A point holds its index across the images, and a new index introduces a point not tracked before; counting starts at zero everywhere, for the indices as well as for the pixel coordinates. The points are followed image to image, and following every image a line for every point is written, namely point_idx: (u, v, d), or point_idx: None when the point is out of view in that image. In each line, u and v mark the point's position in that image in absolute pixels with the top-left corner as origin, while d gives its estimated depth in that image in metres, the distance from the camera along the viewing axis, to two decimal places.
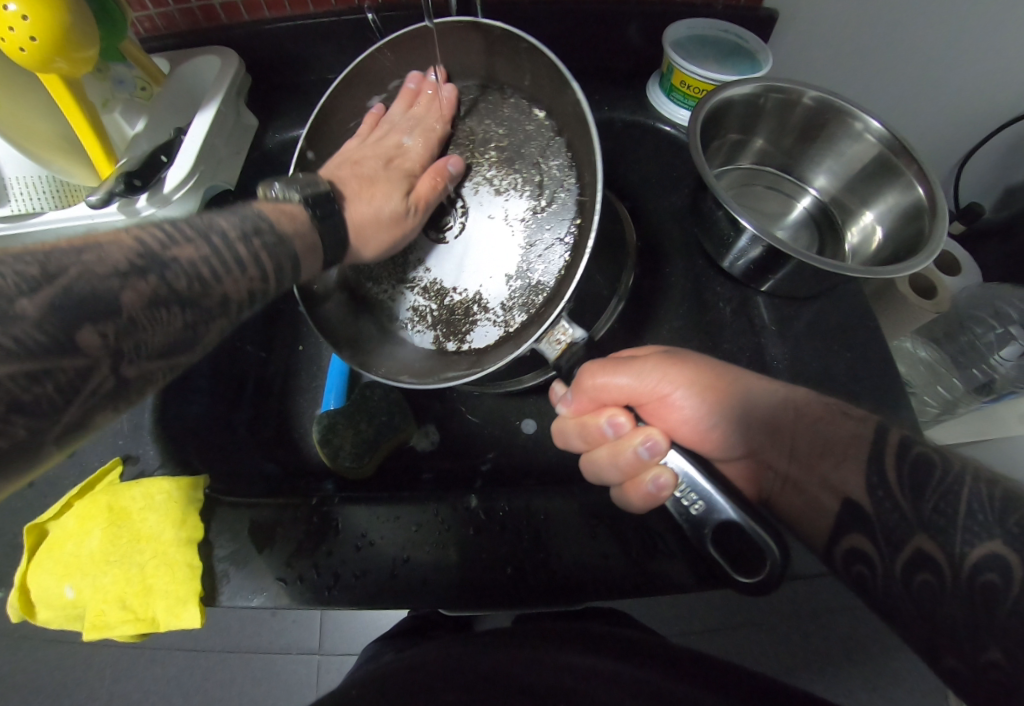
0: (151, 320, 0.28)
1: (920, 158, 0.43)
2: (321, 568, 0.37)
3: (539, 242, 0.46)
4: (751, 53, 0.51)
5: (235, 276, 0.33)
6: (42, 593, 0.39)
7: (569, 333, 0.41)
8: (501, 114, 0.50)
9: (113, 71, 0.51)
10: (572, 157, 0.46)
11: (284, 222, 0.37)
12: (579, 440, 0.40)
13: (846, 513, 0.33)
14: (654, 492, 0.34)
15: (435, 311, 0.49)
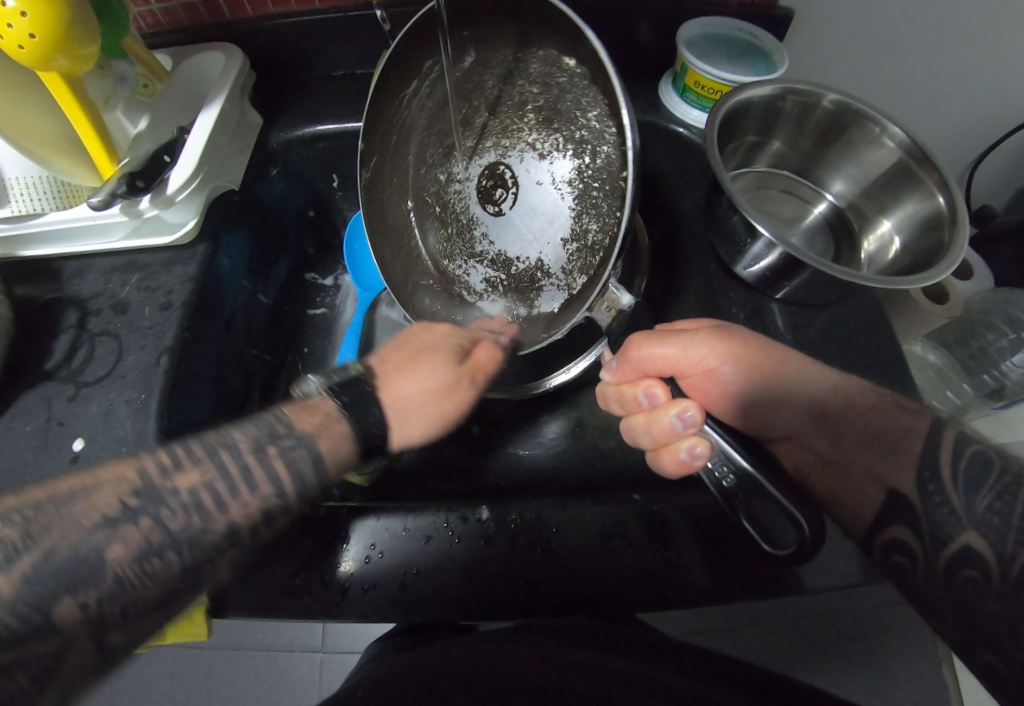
0: (143, 576, 0.27)
1: (941, 165, 0.42)
2: (329, 579, 0.37)
3: (590, 199, 0.41)
4: (766, 53, 0.50)
5: (245, 499, 0.29)
6: None
7: (617, 297, 0.39)
8: (530, 69, 0.42)
9: (114, 68, 0.50)
10: (609, 103, 0.37)
11: (326, 444, 0.32)
12: (616, 406, 0.41)
13: (892, 502, 0.32)
14: (688, 460, 0.35)
15: (506, 281, 0.48)
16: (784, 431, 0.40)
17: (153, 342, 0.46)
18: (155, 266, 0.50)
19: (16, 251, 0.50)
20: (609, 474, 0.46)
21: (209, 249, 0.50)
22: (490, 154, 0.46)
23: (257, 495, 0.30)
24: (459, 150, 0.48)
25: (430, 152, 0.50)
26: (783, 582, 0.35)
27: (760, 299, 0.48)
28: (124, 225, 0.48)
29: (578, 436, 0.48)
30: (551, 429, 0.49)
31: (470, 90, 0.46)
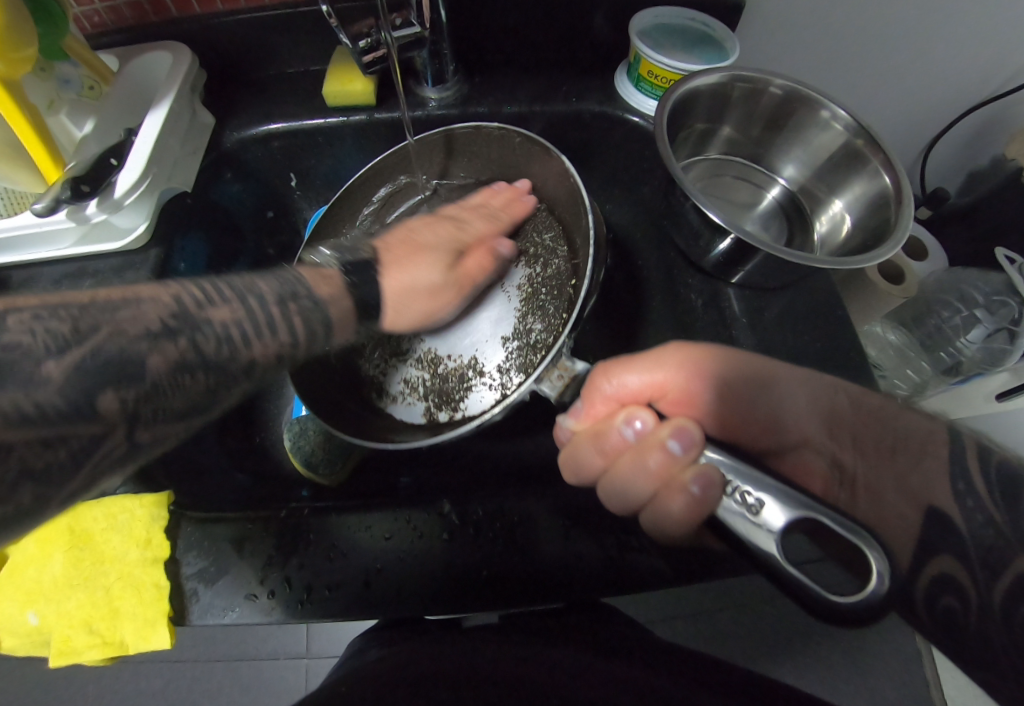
0: (173, 385, 0.28)
1: (885, 146, 0.44)
2: (291, 580, 0.36)
3: (536, 305, 0.46)
4: (717, 42, 0.51)
5: (266, 341, 0.32)
6: (3, 621, 0.37)
7: (571, 366, 0.40)
8: (499, 198, 0.53)
9: (57, 70, 0.48)
10: (563, 228, 0.48)
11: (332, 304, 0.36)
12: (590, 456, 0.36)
13: (931, 523, 0.30)
14: (700, 495, 0.29)
15: (427, 381, 0.47)
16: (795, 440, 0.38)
17: None
18: (107, 272, 0.48)
19: None
20: None
21: (163, 253, 0.49)
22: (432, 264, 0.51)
23: (276, 339, 0.33)
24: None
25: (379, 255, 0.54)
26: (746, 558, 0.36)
27: (717, 286, 0.48)
28: (72, 232, 0.47)
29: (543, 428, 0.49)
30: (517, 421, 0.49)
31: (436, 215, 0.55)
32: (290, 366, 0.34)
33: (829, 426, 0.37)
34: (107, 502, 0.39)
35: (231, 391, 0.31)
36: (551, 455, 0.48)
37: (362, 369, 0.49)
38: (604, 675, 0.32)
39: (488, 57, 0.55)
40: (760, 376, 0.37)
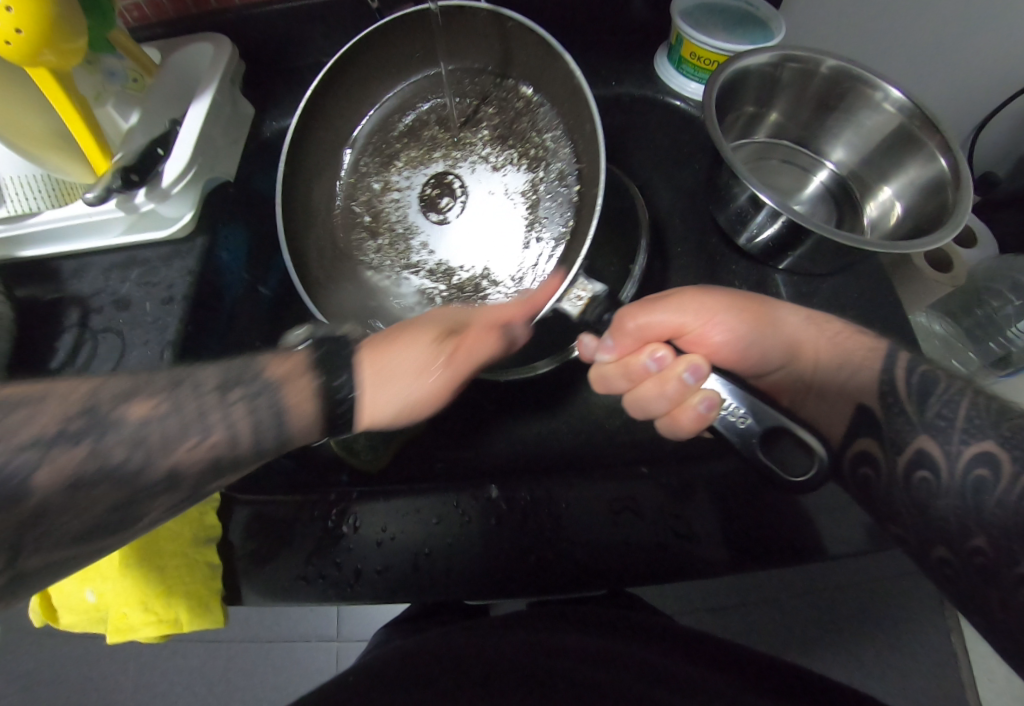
0: (69, 503, 0.23)
1: (943, 127, 0.42)
2: (341, 563, 0.37)
3: (543, 208, 0.46)
4: (763, 22, 0.49)
5: (192, 443, 0.26)
6: (63, 597, 0.39)
7: (588, 287, 0.40)
8: (489, 96, 0.50)
9: (104, 63, 0.49)
10: (564, 126, 0.47)
11: (297, 398, 0.29)
12: (399, 390, 0.34)
13: (860, 418, 0.35)
14: (705, 413, 0.34)
15: (443, 292, 0.47)
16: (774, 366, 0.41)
17: (156, 337, 0.46)
18: (154, 260, 0.50)
19: (14, 251, 0.50)
20: (616, 452, 0.46)
21: (208, 242, 0.50)
22: (431, 169, 0.50)
23: (205, 440, 0.26)
24: (400, 159, 0.51)
25: (364, 165, 0.52)
26: (796, 549, 0.35)
27: (764, 271, 0.48)
28: (120, 221, 0.48)
29: (582, 416, 0.49)
30: (556, 409, 0.49)
31: (423, 118, 0.52)
32: (237, 473, 0.28)
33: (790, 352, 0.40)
34: None
35: (147, 508, 0.25)
36: (591, 441, 0.47)
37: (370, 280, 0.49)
38: (655, 665, 0.32)
39: None
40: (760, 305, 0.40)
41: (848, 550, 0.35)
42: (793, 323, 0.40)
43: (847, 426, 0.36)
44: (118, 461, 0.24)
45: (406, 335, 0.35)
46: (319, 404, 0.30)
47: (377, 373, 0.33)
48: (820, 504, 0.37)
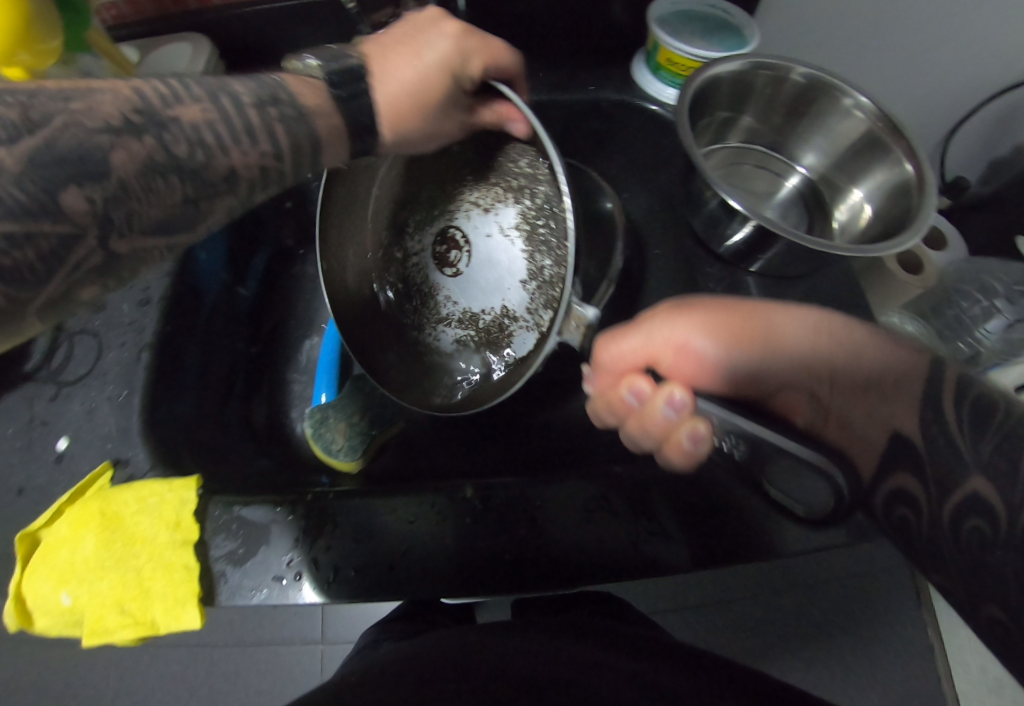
0: (146, 190, 0.29)
1: (908, 133, 0.43)
2: (319, 563, 0.37)
3: (538, 236, 0.44)
4: (737, 29, 0.51)
5: (242, 150, 0.33)
6: (38, 600, 0.38)
7: (582, 315, 0.37)
8: (456, 138, 0.46)
9: (79, 63, 0.47)
10: (531, 147, 0.41)
11: (308, 98, 0.35)
12: (405, 69, 0.38)
13: (894, 447, 0.30)
14: (694, 446, 0.33)
15: (475, 336, 0.48)
16: (773, 387, 0.39)
17: (132, 338, 0.45)
18: None
19: None
20: (594, 452, 0.47)
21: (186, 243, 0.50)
22: (438, 229, 0.49)
23: (255, 149, 0.33)
24: (410, 226, 0.50)
25: (385, 241, 0.51)
26: (763, 546, 0.36)
27: (736, 274, 0.49)
28: None
29: (562, 417, 0.49)
30: (535, 410, 0.50)
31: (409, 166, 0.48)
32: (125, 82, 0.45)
33: (806, 366, 0.37)
34: (137, 487, 0.39)
35: (212, 203, 0.33)
36: (570, 442, 0.48)
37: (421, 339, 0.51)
38: (625, 670, 0.33)
39: (504, 46, 0.55)
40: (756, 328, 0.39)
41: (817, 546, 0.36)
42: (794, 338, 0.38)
43: (876, 464, 0.31)
44: (180, 157, 0.31)
45: (427, 44, 0.38)
46: (333, 111, 0.36)
47: (380, 61, 0.38)
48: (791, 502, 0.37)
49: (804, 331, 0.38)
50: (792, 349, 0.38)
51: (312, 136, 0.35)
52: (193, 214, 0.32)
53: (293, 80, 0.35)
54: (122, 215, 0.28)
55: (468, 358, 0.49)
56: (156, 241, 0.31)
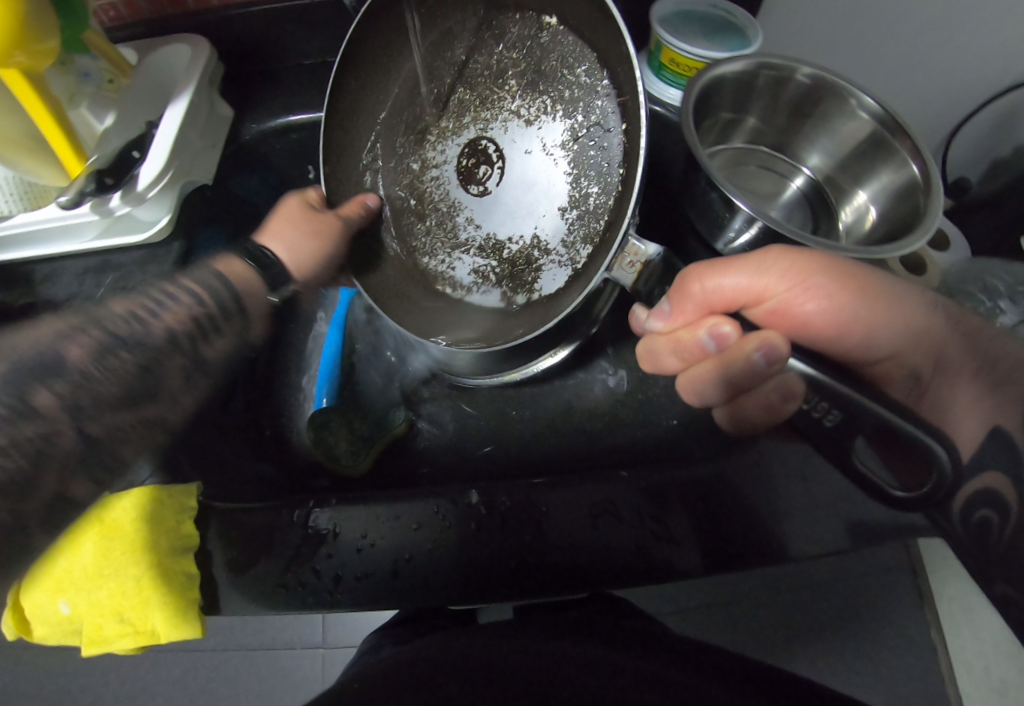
0: (105, 370, 0.31)
1: (914, 135, 0.43)
2: (321, 570, 0.37)
3: (586, 161, 0.39)
4: (741, 29, 0.50)
5: (176, 316, 0.35)
6: (36, 610, 0.38)
7: (642, 251, 0.37)
8: (505, 33, 0.43)
9: (77, 63, 0.49)
10: (598, 56, 0.38)
11: (237, 280, 0.40)
12: (304, 239, 0.47)
13: (991, 443, 0.30)
14: (778, 402, 0.35)
15: (497, 268, 0.45)
16: (875, 354, 0.37)
17: None
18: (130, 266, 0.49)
19: None
20: (598, 456, 0.47)
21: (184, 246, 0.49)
22: (467, 143, 0.45)
23: (183, 303, 0.36)
24: (432, 132, 0.47)
25: (402, 141, 0.48)
26: (770, 551, 0.36)
27: None
28: (94, 225, 0.47)
29: (564, 421, 0.49)
30: (537, 414, 0.50)
31: (447, 70, 0.45)
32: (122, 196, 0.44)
33: (905, 343, 0.36)
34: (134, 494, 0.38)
35: (169, 367, 0.34)
36: (573, 446, 0.48)
37: (428, 267, 0.48)
38: (637, 668, 0.32)
39: None
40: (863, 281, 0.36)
41: (822, 551, 0.36)
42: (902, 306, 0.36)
43: (977, 451, 0.31)
44: (126, 335, 0.32)
45: (319, 219, 0.47)
46: (257, 283, 0.42)
47: (287, 240, 0.47)
48: (797, 504, 0.37)
49: (911, 307, 0.36)
50: (894, 325, 0.36)
51: (232, 287, 0.39)
52: (154, 376, 0.33)
53: (223, 266, 0.41)
54: (74, 392, 0.29)
55: (487, 238, 0.45)
56: (125, 417, 0.32)
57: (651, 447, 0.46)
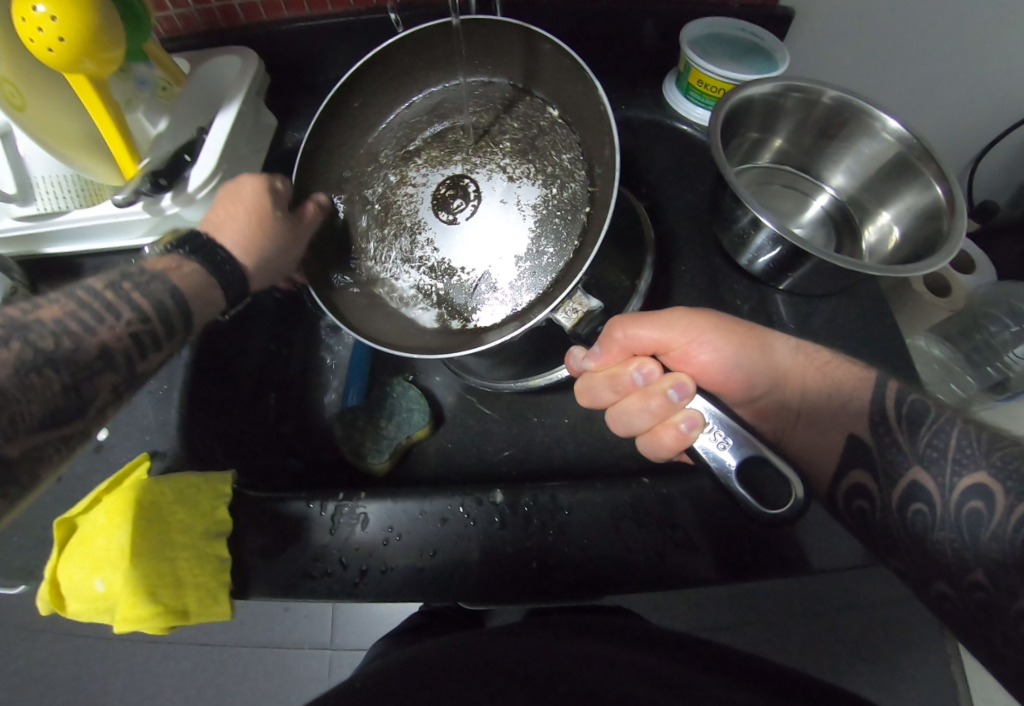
0: (25, 391, 0.30)
1: (939, 158, 0.43)
2: (347, 562, 0.38)
3: (549, 225, 0.46)
4: (768, 52, 0.52)
5: (109, 326, 0.35)
6: (72, 586, 0.39)
7: (586, 302, 0.41)
8: (516, 113, 0.51)
9: (135, 71, 0.51)
10: (582, 151, 0.48)
11: (183, 280, 0.41)
12: (244, 233, 0.46)
13: (851, 449, 0.36)
14: (686, 431, 0.34)
15: (440, 290, 0.48)
16: (758, 394, 0.43)
17: None
18: None
19: (40, 249, 0.53)
20: (616, 464, 0.47)
21: None
22: (446, 187, 0.50)
23: (119, 321, 0.36)
24: (421, 157, 0.52)
25: (390, 163, 0.52)
26: (788, 562, 0.37)
27: (766, 290, 0.49)
28: (143, 223, 0.50)
29: (586, 428, 0.50)
30: (557, 421, 0.50)
31: (450, 113, 0.53)
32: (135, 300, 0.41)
33: (775, 381, 0.42)
34: (171, 479, 0.40)
35: (96, 383, 0.34)
36: (593, 454, 0.49)
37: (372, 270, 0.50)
38: (651, 668, 0.33)
39: None
40: (753, 331, 0.42)
41: (837, 563, 0.37)
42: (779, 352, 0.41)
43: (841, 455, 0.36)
44: (52, 350, 0.32)
45: (259, 210, 0.46)
46: (203, 277, 0.42)
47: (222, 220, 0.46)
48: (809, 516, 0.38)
49: (788, 348, 0.41)
50: (766, 371, 0.42)
51: (177, 295, 0.40)
52: (81, 396, 0.33)
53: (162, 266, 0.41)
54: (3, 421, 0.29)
55: (441, 266, 0.48)
56: (47, 436, 0.31)
57: None
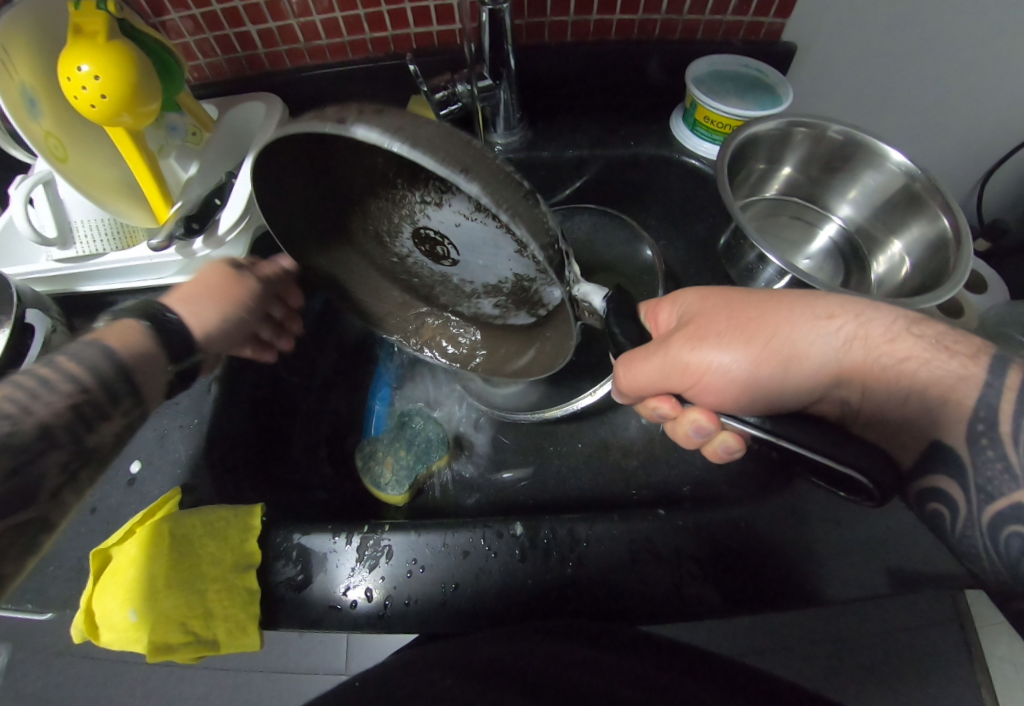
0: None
1: (944, 190, 0.45)
2: (372, 594, 0.39)
3: (495, 226, 0.37)
4: (772, 87, 0.53)
5: (48, 400, 0.33)
6: (105, 616, 0.39)
7: (587, 298, 0.39)
8: (382, 163, 0.36)
9: (167, 119, 0.55)
10: (433, 142, 0.28)
11: (121, 343, 0.38)
12: (214, 310, 0.44)
13: (932, 450, 0.35)
14: (724, 454, 0.39)
15: (507, 295, 0.45)
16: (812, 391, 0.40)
17: None
18: None
19: (75, 288, 0.55)
20: (631, 493, 0.48)
21: None
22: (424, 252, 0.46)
23: (59, 395, 0.34)
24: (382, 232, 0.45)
25: (371, 248, 0.47)
26: (803, 593, 0.37)
27: None
28: (175, 264, 0.52)
29: (601, 456, 0.51)
30: (573, 450, 0.52)
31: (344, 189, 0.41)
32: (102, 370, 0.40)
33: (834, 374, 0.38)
34: (203, 512, 0.42)
35: (44, 465, 0.32)
36: (608, 482, 0.49)
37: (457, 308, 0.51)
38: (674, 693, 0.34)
39: (549, 103, 0.58)
40: (775, 322, 0.39)
41: (854, 594, 0.37)
42: (807, 331, 0.38)
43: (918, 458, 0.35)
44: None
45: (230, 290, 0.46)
46: (144, 345, 0.39)
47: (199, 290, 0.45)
48: (827, 547, 0.38)
49: (835, 342, 0.37)
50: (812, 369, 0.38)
51: (121, 361, 0.37)
52: (27, 481, 0.32)
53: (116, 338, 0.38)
54: None
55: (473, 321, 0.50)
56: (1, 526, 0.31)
57: (685, 486, 0.48)
